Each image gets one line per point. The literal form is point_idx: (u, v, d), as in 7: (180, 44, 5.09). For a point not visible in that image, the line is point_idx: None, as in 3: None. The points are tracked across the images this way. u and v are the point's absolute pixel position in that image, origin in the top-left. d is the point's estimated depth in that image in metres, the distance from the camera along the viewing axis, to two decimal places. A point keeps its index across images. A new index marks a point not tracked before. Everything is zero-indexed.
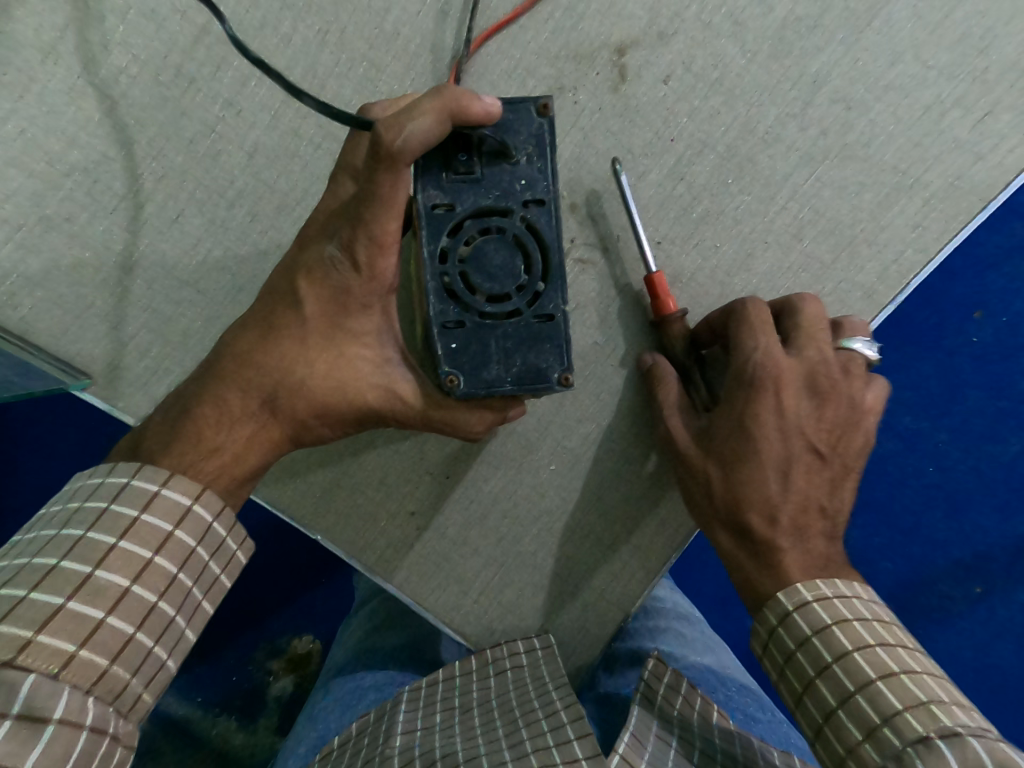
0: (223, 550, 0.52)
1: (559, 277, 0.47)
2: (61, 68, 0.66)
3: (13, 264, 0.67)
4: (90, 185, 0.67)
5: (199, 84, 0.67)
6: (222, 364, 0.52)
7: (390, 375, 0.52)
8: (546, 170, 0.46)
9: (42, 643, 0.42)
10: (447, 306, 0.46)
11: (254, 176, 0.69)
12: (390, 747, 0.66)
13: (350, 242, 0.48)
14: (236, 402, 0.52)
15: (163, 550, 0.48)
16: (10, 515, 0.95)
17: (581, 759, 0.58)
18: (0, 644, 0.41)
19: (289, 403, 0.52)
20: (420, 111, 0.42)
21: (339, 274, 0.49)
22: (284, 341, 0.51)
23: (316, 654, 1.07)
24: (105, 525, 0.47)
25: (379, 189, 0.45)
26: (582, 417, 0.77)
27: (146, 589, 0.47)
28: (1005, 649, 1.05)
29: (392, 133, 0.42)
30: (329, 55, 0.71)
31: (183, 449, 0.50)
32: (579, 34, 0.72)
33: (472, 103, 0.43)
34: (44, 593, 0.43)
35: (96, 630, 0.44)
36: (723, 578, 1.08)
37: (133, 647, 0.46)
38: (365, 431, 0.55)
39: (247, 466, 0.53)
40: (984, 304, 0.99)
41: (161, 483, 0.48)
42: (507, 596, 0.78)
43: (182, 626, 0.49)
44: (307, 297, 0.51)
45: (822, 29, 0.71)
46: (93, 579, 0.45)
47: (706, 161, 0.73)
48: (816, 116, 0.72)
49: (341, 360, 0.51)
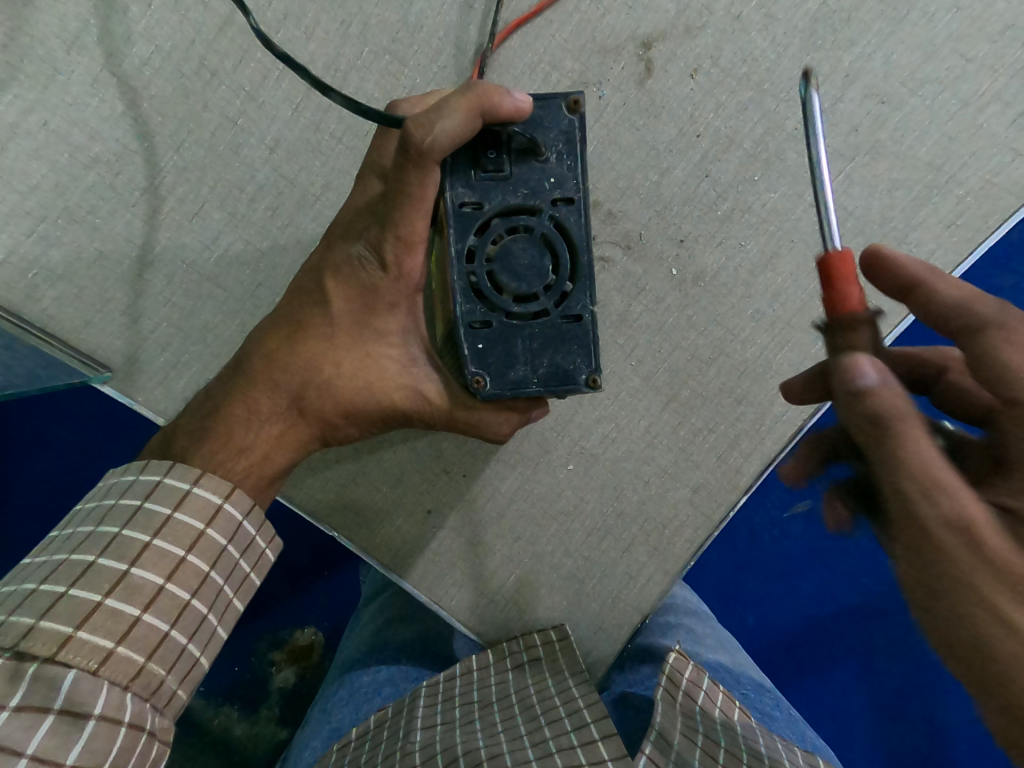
0: (254, 548, 0.52)
1: (588, 277, 0.46)
2: (85, 60, 0.66)
3: (36, 255, 0.67)
4: (112, 178, 0.67)
5: (221, 77, 0.67)
6: (250, 363, 0.52)
7: (415, 375, 0.52)
8: (576, 168, 0.45)
9: (81, 639, 0.42)
10: (474, 306, 0.45)
11: (276, 170, 0.68)
12: (411, 742, 0.67)
13: (378, 242, 0.48)
14: (265, 401, 0.52)
15: (196, 549, 0.48)
16: (31, 504, 0.96)
17: (607, 759, 0.60)
18: (42, 640, 0.42)
19: (316, 403, 0.51)
20: (451, 109, 0.42)
21: (367, 274, 0.49)
22: (312, 340, 0.51)
23: (320, 647, 1.09)
24: (139, 523, 0.47)
25: (408, 188, 0.44)
26: (601, 416, 0.76)
27: (180, 587, 0.47)
28: None
29: (421, 132, 0.42)
30: (352, 48, 0.70)
31: (213, 448, 0.51)
32: (605, 27, 0.71)
33: (503, 100, 0.42)
34: (82, 590, 0.44)
35: (132, 627, 0.44)
36: (733, 576, 1.08)
37: (168, 644, 0.46)
38: (389, 430, 0.55)
39: (275, 465, 0.53)
40: (993, 303, 0.97)
41: (192, 482, 0.48)
42: (522, 595, 0.78)
43: (215, 624, 0.50)
44: (334, 297, 0.50)
45: (855, 21, 0.69)
46: (129, 577, 0.45)
47: (733, 157, 0.72)
48: (848, 111, 0.70)
49: (367, 359, 0.51)
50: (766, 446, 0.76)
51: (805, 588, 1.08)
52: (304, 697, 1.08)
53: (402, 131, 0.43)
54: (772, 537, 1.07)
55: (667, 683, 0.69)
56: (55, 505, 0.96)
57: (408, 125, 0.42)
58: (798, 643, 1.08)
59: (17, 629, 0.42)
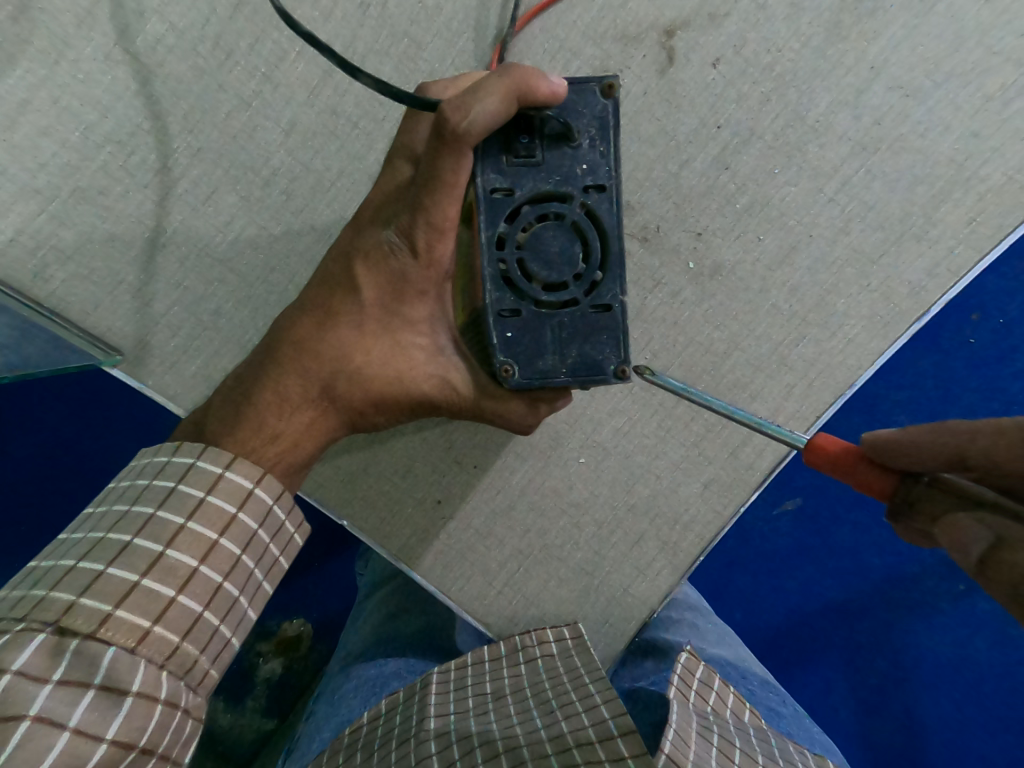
0: (283, 532, 0.51)
1: (618, 267, 0.45)
2: (97, 36, 0.65)
3: (47, 234, 0.66)
4: (124, 158, 0.66)
5: (237, 57, 0.66)
6: (279, 349, 0.51)
7: (444, 364, 0.51)
8: (608, 154, 0.44)
9: (119, 618, 0.42)
10: (504, 294, 0.45)
11: (290, 153, 0.67)
12: (426, 730, 0.66)
13: (409, 228, 0.47)
14: (294, 388, 0.51)
15: (228, 532, 0.47)
16: (34, 487, 0.96)
17: (627, 757, 0.57)
18: (83, 616, 0.42)
19: (346, 391, 0.51)
20: (487, 92, 0.41)
21: (397, 260, 0.48)
22: (341, 326, 0.50)
23: (308, 638, 1.09)
24: (174, 505, 0.46)
25: (441, 173, 0.43)
26: (614, 410, 0.76)
27: (213, 570, 0.46)
28: (983, 644, 1.06)
29: (457, 115, 0.41)
30: (370, 31, 0.69)
31: (244, 435, 0.50)
32: (627, 14, 0.70)
33: (539, 85, 0.41)
34: (120, 569, 0.44)
35: (168, 608, 0.44)
36: (731, 572, 1.09)
37: (201, 625, 0.46)
38: (415, 419, 0.54)
39: (302, 453, 0.52)
40: (982, 305, 0.96)
41: (225, 465, 0.47)
42: (531, 588, 0.78)
43: (245, 606, 0.49)
44: (364, 282, 0.49)
45: (883, 12, 0.68)
46: (164, 558, 0.45)
47: (754, 149, 0.71)
48: (872, 104, 0.69)
49: (395, 348, 0.50)
50: (778, 442, 0.75)
51: (792, 584, 1.08)
52: (291, 689, 1.08)
53: (436, 114, 0.42)
54: (762, 533, 1.07)
55: (679, 684, 0.69)
56: (62, 490, 0.96)
57: (443, 107, 0.42)
58: (782, 638, 1.09)
59: (57, 605, 0.42)
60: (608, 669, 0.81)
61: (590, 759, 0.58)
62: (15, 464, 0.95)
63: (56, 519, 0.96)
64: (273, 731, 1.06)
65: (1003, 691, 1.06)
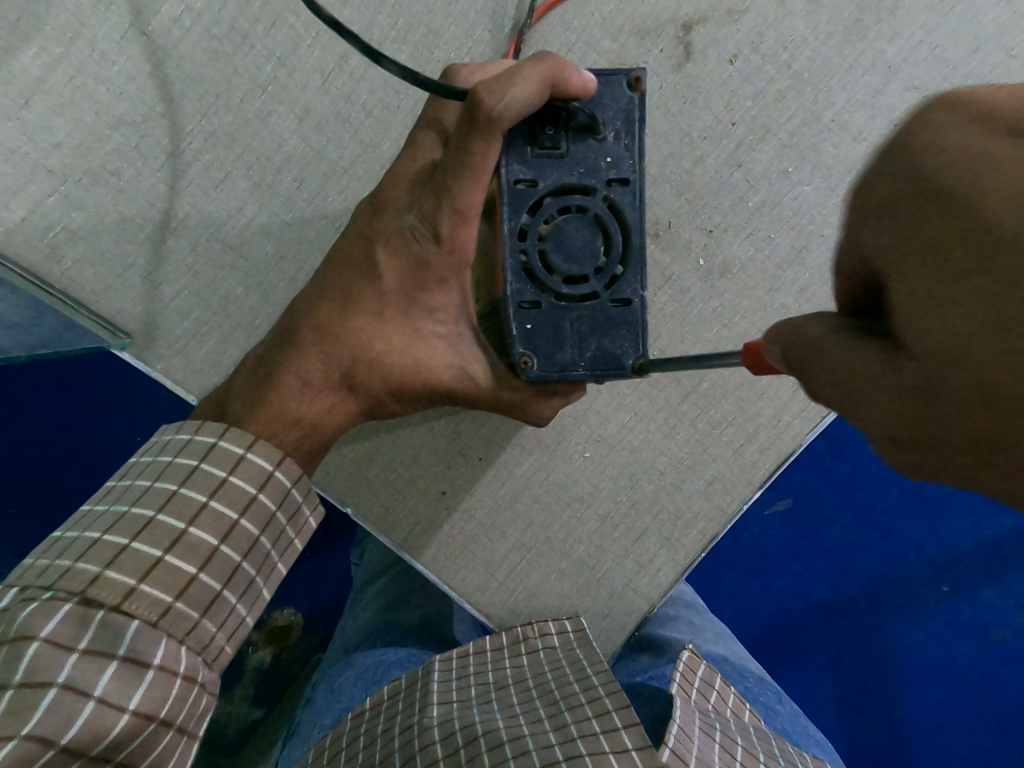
0: (299, 515, 0.51)
1: (639, 261, 0.45)
2: (113, 16, 0.64)
3: (58, 216, 0.66)
4: (137, 140, 0.66)
5: (253, 41, 0.65)
6: (298, 333, 0.51)
7: (462, 354, 0.51)
8: (634, 149, 0.44)
9: (143, 592, 0.43)
10: (524, 285, 0.45)
11: (303, 140, 0.67)
12: (428, 717, 0.65)
13: (432, 213, 0.46)
14: (314, 374, 0.51)
15: (248, 513, 0.47)
16: (36, 469, 0.95)
17: (631, 748, 0.57)
18: (108, 589, 0.42)
19: (365, 378, 0.51)
20: (521, 80, 0.41)
21: (419, 246, 0.47)
22: (361, 312, 0.50)
23: (298, 627, 1.09)
24: (196, 483, 0.46)
25: (470, 158, 0.43)
26: (620, 405, 0.76)
27: (232, 550, 0.46)
28: (965, 647, 1.08)
29: (489, 100, 0.41)
30: (386, 18, 0.68)
31: (264, 419, 0.50)
32: (646, 7, 0.69)
33: (572, 77, 0.41)
34: (144, 544, 0.44)
35: (189, 585, 0.44)
36: (727, 570, 1.09)
37: (219, 602, 0.46)
38: (431, 408, 0.54)
39: (320, 442, 0.52)
40: None
41: (246, 447, 0.47)
42: (533, 580, 0.79)
43: (261, 586, 0.49)
44: (385, 268, 0.49)
45: (903, 11, 0.68)
46: (186, 536, 0.45)
47: (768, 147, 0.71)
48: (889, 106, 0.69)
49: (414, 335, 0.50)
50: (782, 441, 0.76)
51: (779, 583, 1.08)
52: (279, 678, 1.08)
53: (467, 99, 0.42)
54: (753, 533, 1.08)
55: (682, 681, 0.70)
56: (67, 475, 0.96)
57: (475, 93, 0.41)
58: (770, 636, 1.09)
59: (84, 576, 0.42)
60: (609, 661, 0.82)
61: (593, 751, 0.57)
62: (18, 446, 0.94)
63: (60, 503, 0.96)
64: (260, 720, 1.07)
65: (981, 693, 1.08)
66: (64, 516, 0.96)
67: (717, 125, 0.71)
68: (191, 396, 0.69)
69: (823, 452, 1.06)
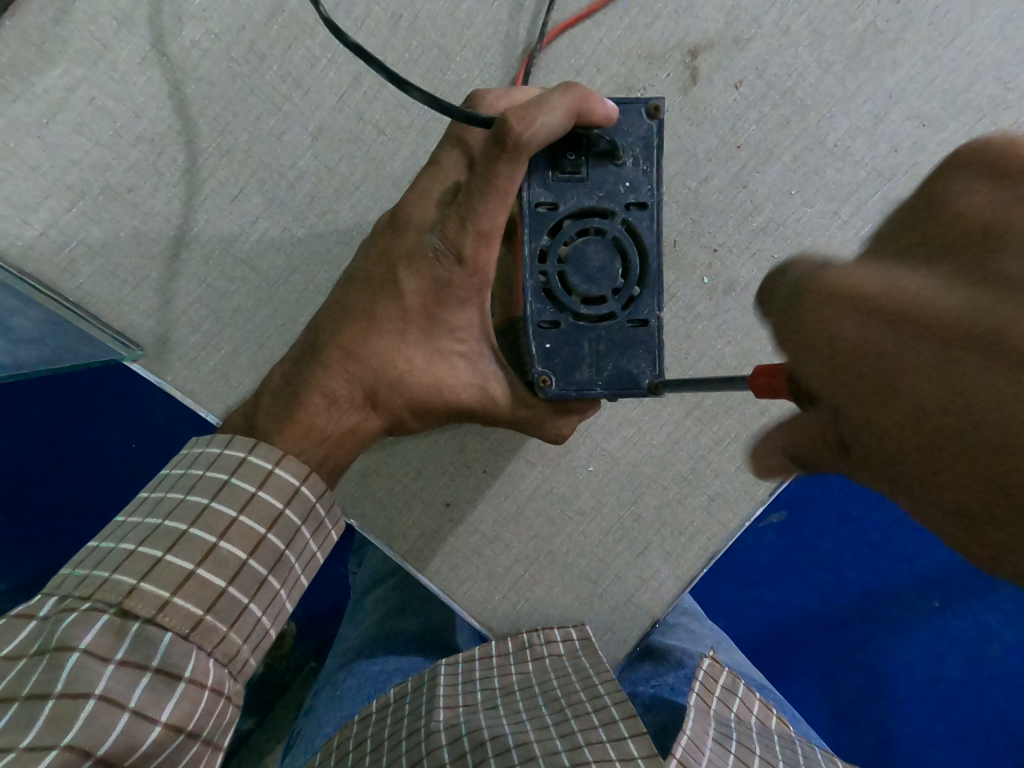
0: (322, 528, 0.51)
1: (656, 282, 0.46)
2: (134, 38, 0.65)
3: (75, 230, 0.66)
4: (154, 157, 0.66)
5: (270, 61, 0.66)
6: (322, 350, 0.51)
7: (483, 372, 0.52)
8: (651, 174, 0.46)
9: (176, 604, 0.43)
10: (544, 305, 0.46)
11: (316, 158, 0.68)
12: (436, 721, 0.65)
13: (456, 234, 0.47)
14: (337, 390, 0.51)
15: (276, 527, 0.47)
16: (41, 481, 0.95)
17: (638, 757, 0.58)
18: (143, 601, 0.42)
19: (387, 395, 0.51)
20: (550, 107, 0.42)
21: (442, 266, 0.48)
22: (385, 330, 0.51)
23: (286, 641, 1.08)
24: (226, 497, 0.46)
25: (496, 181, 0.44)
26: (624, 420, 0.76)
27: (259, 564, 0.46)
28: (956, 661, 1.08)
29: (519, 126, 0.42)
30: (401, 40, 0.70)
31: (286, 435, 0.50)
32: (653, 34, 0.71)
33: (597, 107, 0.43)
34: (176, 557, 0.44)
35: (219, 598, 0.44)
36: (727, 585, 1.09)
37: (246, 615, 0.46)
38: (450, 424, 0.55)
39: (338, 458, 0.53)
40: None
41: (275, 462, 0.48)
42: (536, 594, 0.78)
43: (284, 600, 0.49)
44: (408, 287, 0.50)
45: (902, 42, 0.70)
46: (217, 550, 0.45)
47: (772, 169, 0.73)
48: (889, 131, 0.71)
49: (436, 355, 0.51)
50: None
51: (773, 597, 1.09)
52: (269, 690, 1.07)
53: (495, 126, 0.43)
54: (746, 546, 1.09)
55: (701, 690, 0.70)
56: (66, 486, 0.95)
57: (503, 119, 0.42)
58: (762, 647, 1.09)
59: (120, 588, 0.42)
60: (614, 668, 0.82)
61: (600, 759, 0.57)
62: (21, 458, 0.94)
63: (58, 515, 0.96)
64: (252, 733, 1.05)
65: (972, 709, 1.08)
66: (68, 528, 0.96)
67: (721, 149, 0.72)
68: (202, 408, 0.69)
69: (820, 469, 1.07)
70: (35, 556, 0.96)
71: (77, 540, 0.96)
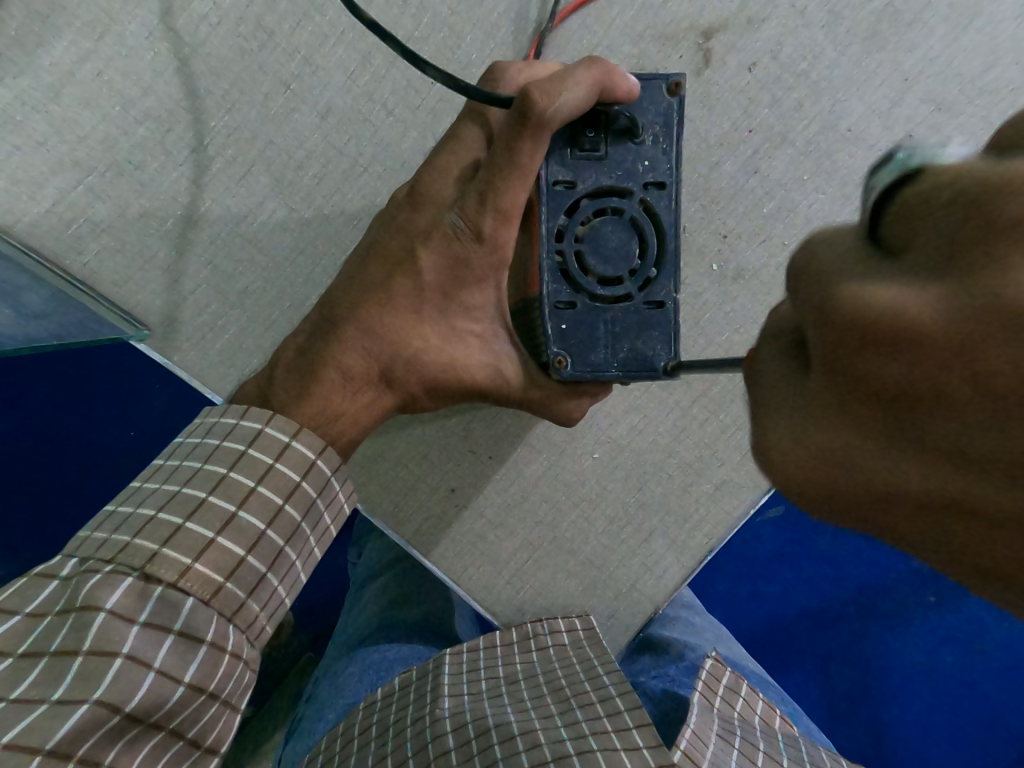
0: (336, 501, 0.51)
1: (673, 264, 0.46)
2: (142, 12, 0.64)
3: (83, 206, 0.66)
4: (161, 134, 0.66)
5: (279, 38, 0.65)
6: (336, 326, 0.51)
7: (495, 352, 0.52)
8: (670, 152, 0.45)
9: (198, 570, 0.43)
10: (560, 286, 0.45)
11: (325, 138, 0.67)
12: (440, 708, 0.65)
13: (476, 212, 0.47)
14: (352, 367, 0.51)
15: (292, 499, 0.47)
16: (49, 459, 0.95)
17: (643, 747, 0.57)
18: (166, 566, 0.42)
19: (402, 373, 0.51)
20: (576, 83, 0.42)
21: (460, 243, 0.48)
22: (401, 306, 0.50)
23: (287, 626, 1.08)
24: (245, 467, 0.46)
25: (518, 157, 0.44)
26: (630, 407, 0.76)
27: (277, 534, 0.46)
28: (951, 655, 1.09)
29: (544, 102, 0.42)
30: (411, 19, 0.69)
31: (299, 411, 0.50)
32: (667, 14, 0.70)
33: (619, 83, 0.43)
34: (196, 525, 0.44)
35: (239, 566, 0.44)
36: (725, 577, 1.10)
37: (264, 584, 0.46)
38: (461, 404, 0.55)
39: (350, 436, 0.53)
40: None
41: (292, 436, 0.48)
42: (541, 579, 0.79)
43: (299, 570, 0.49)
44: (425, 264, 0.49)
45: (919, 25, 0.69)
46: (237, 519, 0.45)
47: (784, 155, 0.72)
48: (904, 117, 0.70)
49: (450, 333, 0.51)
50: None
51: (770, 590, 1.09)
52: (271, 674, 1.08)
53: (518, 99, 0.42)
54: (745, 539, 1.09)
55: (705, 688, 0.71)
56: (75, 465, 0.95)
57: (527, 92, 0.42)
58: (760, 638, 1.10)
59: (142, 552, 0.42)
60: (616, 656, 0.82)
61: (606, 748, 0.57)
62: (30, 437, 0.94)
63: (65, 492, 0.96)
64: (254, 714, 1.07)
65: (964, 703, 1.09)
66: (76, 507, 0.96)
67: (735, 133, 0.72)
68: (208, 389, 0.69)
69: None
70: (39, 534, 0.96)
71: (85, 519, 0.96)
